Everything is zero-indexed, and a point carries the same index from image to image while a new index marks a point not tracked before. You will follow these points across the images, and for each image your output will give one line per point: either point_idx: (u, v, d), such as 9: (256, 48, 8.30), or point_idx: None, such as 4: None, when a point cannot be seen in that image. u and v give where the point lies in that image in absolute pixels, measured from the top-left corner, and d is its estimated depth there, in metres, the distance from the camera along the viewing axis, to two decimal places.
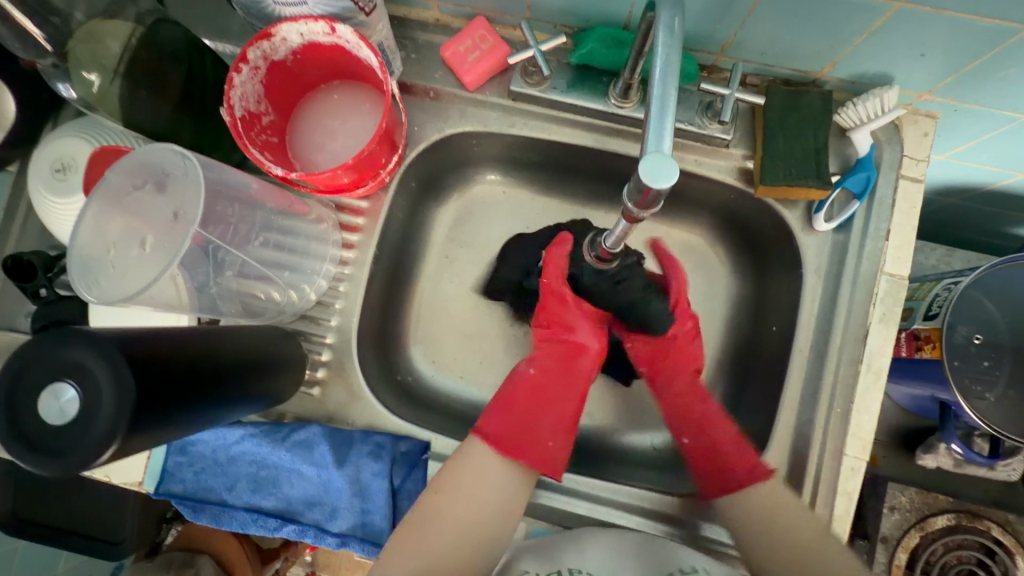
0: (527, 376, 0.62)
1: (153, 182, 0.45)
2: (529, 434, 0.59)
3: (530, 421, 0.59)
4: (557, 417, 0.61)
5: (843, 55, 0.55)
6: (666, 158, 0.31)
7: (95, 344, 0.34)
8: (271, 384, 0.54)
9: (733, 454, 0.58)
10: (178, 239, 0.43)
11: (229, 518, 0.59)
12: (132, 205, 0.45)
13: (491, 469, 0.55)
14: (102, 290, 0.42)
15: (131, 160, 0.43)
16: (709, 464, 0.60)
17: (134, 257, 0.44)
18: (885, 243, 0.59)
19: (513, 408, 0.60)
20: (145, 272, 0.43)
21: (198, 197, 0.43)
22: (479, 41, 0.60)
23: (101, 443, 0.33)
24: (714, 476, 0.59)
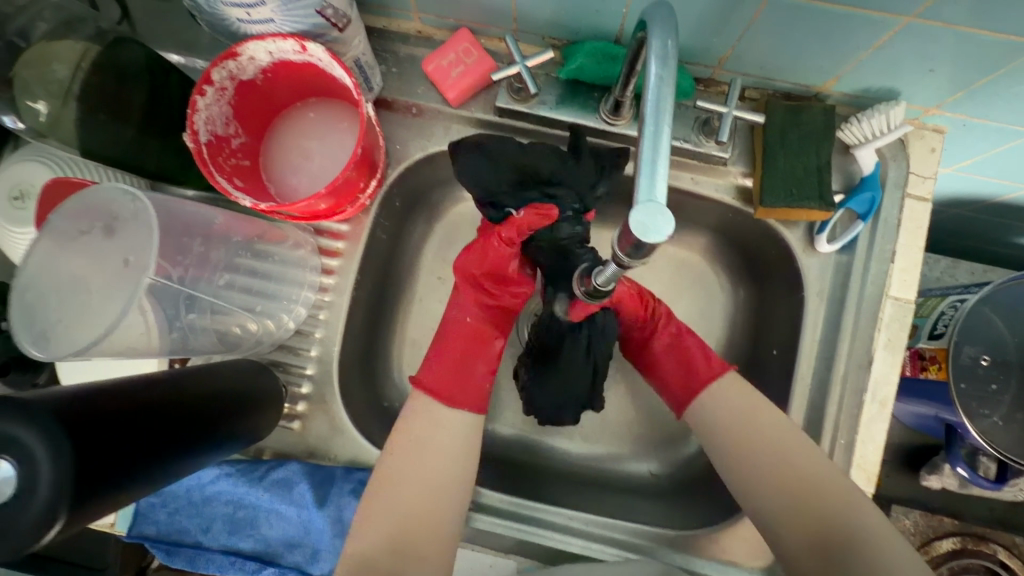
0: (463, 317, 0.57)
1: (102, 224, 0.42)
2: (462, 379, 0.55)
3: (463, 360, 0.56)
4: (486, 356, 0.57)
5: (847, 70, 0.52)
6: (660, 207, 0.28)
7: (32, 415, 0.31)
8: (249, 423, 0.51)
9: (707, 358, 0.57)
10: (132, 287, 0.40)
11: (205, 560, 0.56)
12: (81, 248, 0.42)
13: (441, 418, 0.53)
14: (53, 347, 0.39)
15: (77, 203, 0.40)
16: (679, 362, 0.58)
17: (88, 306, 0.41)
18: (891, 265, 0.56)
19: (447, 352, 0.56)
20: (94, 323, 0.40)
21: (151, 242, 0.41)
22: (463, 55, 0.57)
23: (38, 525, 0.30)
24: (680, 372, 0.57)
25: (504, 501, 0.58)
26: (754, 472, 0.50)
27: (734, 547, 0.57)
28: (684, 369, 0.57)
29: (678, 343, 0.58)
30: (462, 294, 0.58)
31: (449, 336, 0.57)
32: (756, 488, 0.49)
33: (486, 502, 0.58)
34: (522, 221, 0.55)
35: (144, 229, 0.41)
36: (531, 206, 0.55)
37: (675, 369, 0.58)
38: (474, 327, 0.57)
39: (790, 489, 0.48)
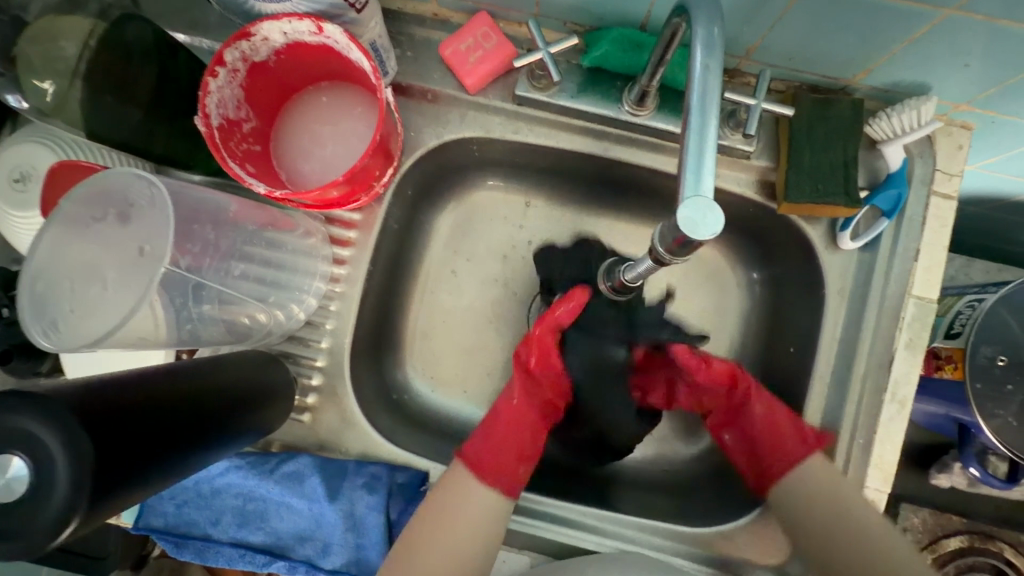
0: (512, 412, 0.59)
1: (115, 212, 0.41)
2: (501, 455, 0.56)
3: (503, 443, 0.56)
4: (524, 445, 0.58)
5: (879, 62, 0.50)
6: (710, 204, 0.27)
7: (43, 409, 0.29)
8: (261, 416, 0.49)
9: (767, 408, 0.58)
10: (146, 276, 0.39)
11: (214, 553, 0.55)
12: (93, 235, 0.41)
13: (475, 497, 0.52)
14: (63, 338, 0.37)
15: (88, 187, 0.39)
16: (772, 429, 0.57)
17: (97, 296, 0.39)
18: (915, 263, 0.55)
19: (492, 433, 0.57)
20: (107, 315, 0.38)
21: (167, 231, 0.39)
22: (482, 39, 0.55)
23: (53, 524, 0.29)
24: (780, 439, 0.56)
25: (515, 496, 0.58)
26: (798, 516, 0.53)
27: (749, 545, 0.57)
28: (765, 450, 0.57)
29: (723, 368, 0.59)
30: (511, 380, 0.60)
31: (496, 422, 0.58)
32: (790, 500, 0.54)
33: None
34: (558, 310, 0.61)
35: (158, 216, 0.40)
36: (564, 299, 0.62)
37: (766, 445, 0.57)
38: (518, 418, 0.58)
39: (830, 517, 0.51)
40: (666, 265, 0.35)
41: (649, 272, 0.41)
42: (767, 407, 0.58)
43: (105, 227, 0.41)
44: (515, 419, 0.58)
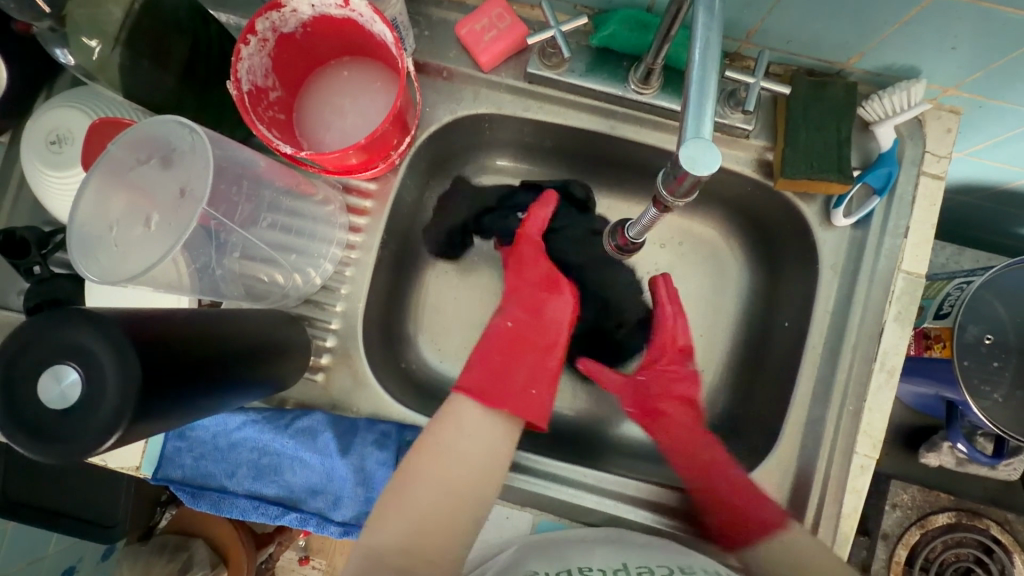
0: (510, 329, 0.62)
1: (158, 158, 0.44)
2: (517, 385, 0.57)
3: (511, 373, 0.58)
4: (536, 362, 0.61)
5: (871, 46, 0.53)
6: (708, 144, 0.30)
7: (99, 325, 0.32)
8: (279, 368, 0.52)
9: (737, 493, 0.54)
10: (183, 217, 0.42)
11: (229, 505, 0.58)
12: (136, 179, 0.44)
13: (468, 425, 0.52)
14: (105, 271, 0.40)
15: (135, 133, 0.42)
16: (703, 474, 0.57)
17: (138, 234, 0.42)
18: (904, 240, 0.58)
19: (481, 362, 0.58)
20: (147, 253, 0.41)
21: (207, 177, 0.42)
22: (496, 20, 0.58)
23: (104, 430, 0.32)
24: (724, 508, 0.54)
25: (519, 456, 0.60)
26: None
27: None
28: (740, 514, 0.53)
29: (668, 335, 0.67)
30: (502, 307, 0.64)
31: (491, 342, 0.60)
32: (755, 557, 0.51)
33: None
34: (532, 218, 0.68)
35: (199, 162, 0.43)
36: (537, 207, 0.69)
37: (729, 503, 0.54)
38: (511, 327, 0.62)
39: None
40: (670, 213, 0.38)
41: (651, 226, 0.44)
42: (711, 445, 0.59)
43: (147, 172, 0.44)
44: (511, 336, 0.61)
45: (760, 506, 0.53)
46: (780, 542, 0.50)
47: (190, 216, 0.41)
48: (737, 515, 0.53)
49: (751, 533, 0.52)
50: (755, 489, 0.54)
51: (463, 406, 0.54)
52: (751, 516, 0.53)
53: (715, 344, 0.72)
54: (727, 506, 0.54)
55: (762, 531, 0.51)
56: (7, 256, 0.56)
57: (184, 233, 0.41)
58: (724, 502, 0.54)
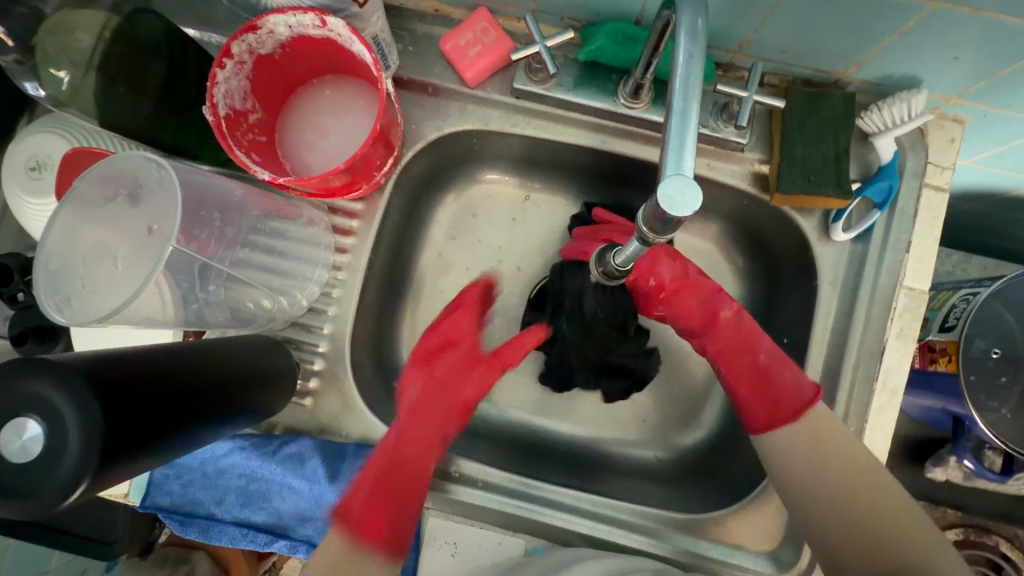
0: (400, 454, 0.54)
1: (128, 192, 0.43)
2: (403, 487, 0.53)
3: (398, 478, 0.53)
4: (442, 430, 0.59)
5: (869, 56, 0.51)
6: (687, 182, 0.28)
7: (60, 375, 0.31)
8: (263, 397, 0.51)
9: (779, 365, 0.56)
10: (155, 254, 0.41)
11: (218, 532, 0.57)
12: (105, 215, 0.43)
13: (341, 550, 0.48)
14: (75, 311, 0.39)
15: (101, 170, 0.41)
16: (753, 386, 0.56)
17: (111, 271, 0.41)
18: (906, 254, 0.56)
19: (408, 450, 0.55)
20: (118, 291, 0.40)
21: (175, 212, 0.41)
22: (481, 34, 0.56)
23: (67, 485, 0.31)
24: (762, 399, 0.56)
25: (515, 481, 0.60)
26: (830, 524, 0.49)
27: (741, 532, 0.58)
28: (764, 402, 0.55)
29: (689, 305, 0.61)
30: (411, 372, 0.61)
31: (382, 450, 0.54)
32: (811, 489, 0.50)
33: (491, 480, 0.60)
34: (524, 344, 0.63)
35: (168, 197, 0.42)
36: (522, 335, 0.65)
37: (749, 395, 0.57)
38: (414, 414, 0.57)
39: (878, 538, 0.47)
40: (654, 247, 0.36)
41: (637, 255, 0.42)
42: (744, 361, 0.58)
43: (117, 208, 0.43)
44: (396, 467, 0.53)
45: (787, 382, 0.54)
46: (778, 447, 0.53)
47: (160, 252, 0.40)
48: (770, 403, 0.55)
49: (779, 419, 0.54)
50: (783, 359, 0.56)
51: (342, 531, 0.49)
52: (778, 411, 0.54)
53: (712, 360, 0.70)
54: (761, 396, 0.56)
55: (799, 412, 0.53)
56: None
57: (154, 272, 0.40)
58: (754, 387, 0.56)
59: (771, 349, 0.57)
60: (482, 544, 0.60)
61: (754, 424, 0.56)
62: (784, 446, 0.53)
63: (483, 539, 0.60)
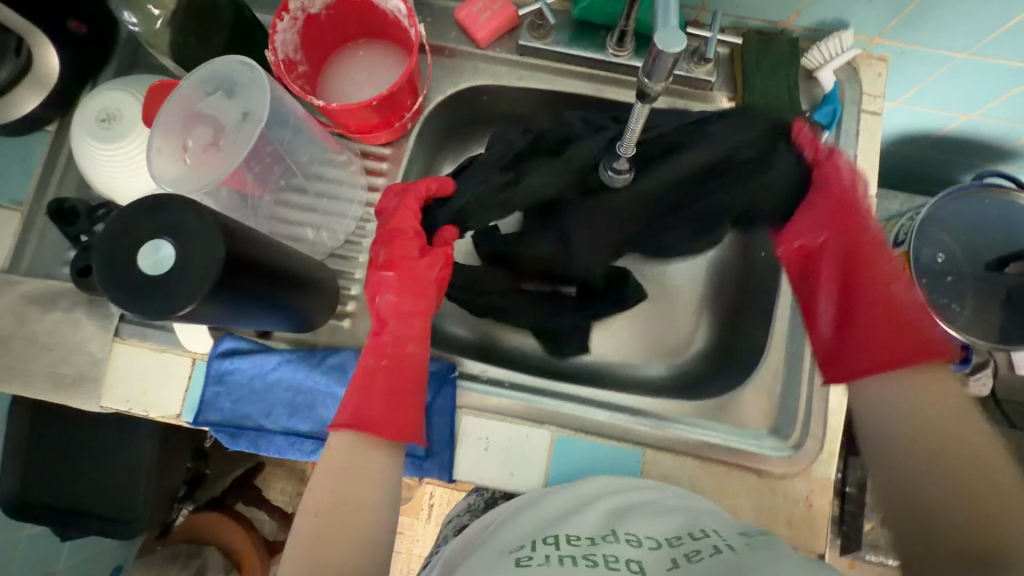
0: (390, 344, 0.59)
1: (221, 90, 0.55)
2: (387, 408, 0.54)
3: (395, 398, 0.55)
4: (410, 394, 0.56)
5: (805, 4, 0.63)
6: (674, 29, 0.39)
7: (189, 213, 0.38)
8: (309, 300, 0.57)
9: (919, 326, 0.57)
10: (245, 136, 0.54)
11: (266, 443, 0.62)
12: (204, 108, 0.55)
13: (373, 469, 0.51)
14: (185, 176, 0.52)
15: (203, 71, 0.54)
16: (891, 326, 0.58)
17: (211, 156, 0.54)
18: (854, 166, 0.67)
19: (373, 387, 0.55)
20: (217, 164, 0.53)
21: (263, 102, 0.54)
22: (490, 3, 0.68)
23: (189, 298, 0.37)
24: (903, 333, 0.56)
25: (530, 380, 0.66)
26: (937, 505, 0.47)
27: (742, 412, 0.66)
28: (886, 342, 0.57)
29: (840, 205, 0.63)
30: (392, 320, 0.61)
31: (381, 362, 0.57)
32: (918, 474, 0.49)
33: (494, 377, 0.66)
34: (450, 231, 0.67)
35: (255, 92, 0.54)
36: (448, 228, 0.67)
37: (881, 328, 0.58)
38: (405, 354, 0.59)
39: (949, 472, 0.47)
40: (651, 102, 0.47)
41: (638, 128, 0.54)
42: (902, 291, 0.60)
43: (209, 102, 0.55)
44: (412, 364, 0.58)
45: (931, 338, 0.55)
46: (937, 392, 0.51)
47: (251, 133, 0.53)
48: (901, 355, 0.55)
49: (869, 366, 0.56)
50: (923, 324, 0.57)
51: (353, 453, 0.51)
52: (915, 347, 0.55)
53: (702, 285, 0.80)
54: (897, 325, 0.57)
55: (931, 361, 0.53)
56: (58, 224, 0.62)
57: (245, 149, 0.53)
58: (887, 321, 0.58)
59: (920, 309, 0.58)
60: (493, 440, 0.63)
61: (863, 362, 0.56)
62: (915, 389, 0.52)
63: (493, 435, 0.63)
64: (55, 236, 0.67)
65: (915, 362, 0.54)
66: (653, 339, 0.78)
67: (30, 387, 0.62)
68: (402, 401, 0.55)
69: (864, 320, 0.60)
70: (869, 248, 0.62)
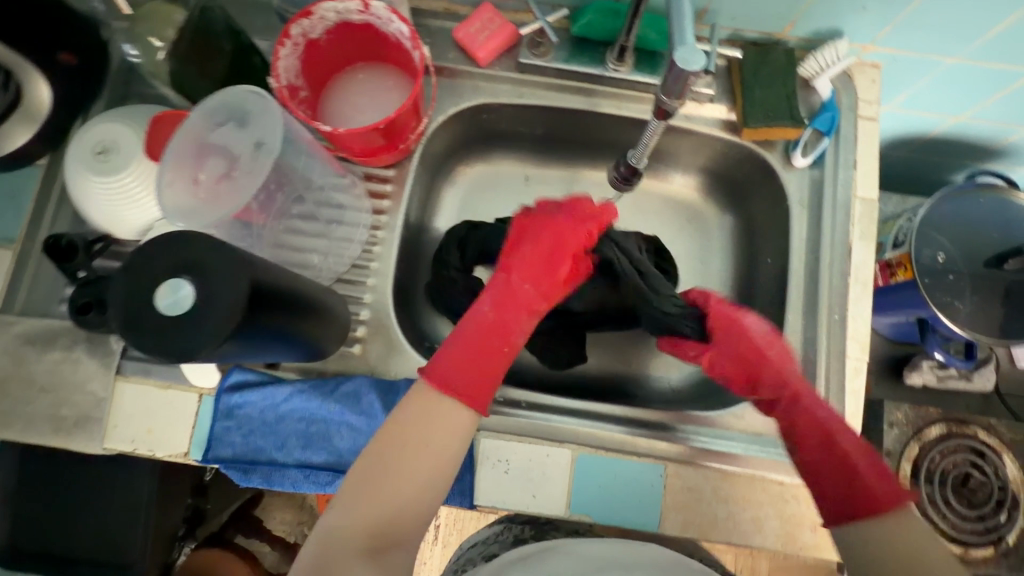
0: (483, 318, 0.58)
1: (233, 119, 0.56)
2: (470, 373, 0.53)
3: (479, 363, 0.54)
4: (492, 366, 0.55)
5: (800, 15, 0.65)
6: (692, 47, 0.41)
7: (209, 249, 0.37)
8: (320, 330, 0.56)
9: (857, 457, 0.52)
10: (258, 164, 0.54)
11: (280, 476, 0.60)
12: (215, 138, 0.55)
13: (447, 422, 0.49)
14: (197, 210, 0.52)
15: (214, 101, 0.54)
16: (836, 475, 0.52)
17: (223, 186, 0.54)
18: (854, 171, 0.68)
19: (455, 350, 0.54)
20: (230, 194, 0.53)
21: (275, 129, 0.54)
22: (488, 23, 0.68)
23: (211, 337, 0.36)
24: (837, 481, 0.52)
25: (548, 399, 0.66)
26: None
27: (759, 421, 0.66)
28: (846, 488, 0.51)
29: (749, 347, 0.62)
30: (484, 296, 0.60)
31: (467, 330, 0.56)
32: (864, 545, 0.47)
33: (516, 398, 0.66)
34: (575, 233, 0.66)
35: (268, 120, 0.54)
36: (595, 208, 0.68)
37: (830, 475, 0.52)
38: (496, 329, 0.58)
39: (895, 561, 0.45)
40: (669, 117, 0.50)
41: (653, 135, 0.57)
42: (833, 417, 0.56)
43: (221, 132, 0.56)
44: (501, 337, 0.57)
45: (880, 479, 0.50)
46: (870, 534, 0.47)
47: (263, 162, 0.53)
48: (867, 497, 0.49)
49: (852, 508, 0.50)
50: (884, 469, 0.51)
51: (438, 402, 0.50)
52: (869, 492, 0.49)
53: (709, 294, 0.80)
54: (828, 474, 0.53)
55: (885, 501, 0.48)
56: (53, 260, 0.61)
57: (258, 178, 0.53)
58: (829, 466, 0.53)
59: (855, 438, 0.54)
60: (516, 461, 0.62)
61: (834, 509, 0.51)
62: (881, 528, 0.47)
63: (515, 456, 0.62)
64: (50, 272, 0.65)
65: (885, 512, 0.48)
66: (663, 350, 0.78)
67: (28, 431, 0.60)
68: (484, 372, 0.54)
69: (814, 447, 0.55)
70: (794, 405, 0.57)
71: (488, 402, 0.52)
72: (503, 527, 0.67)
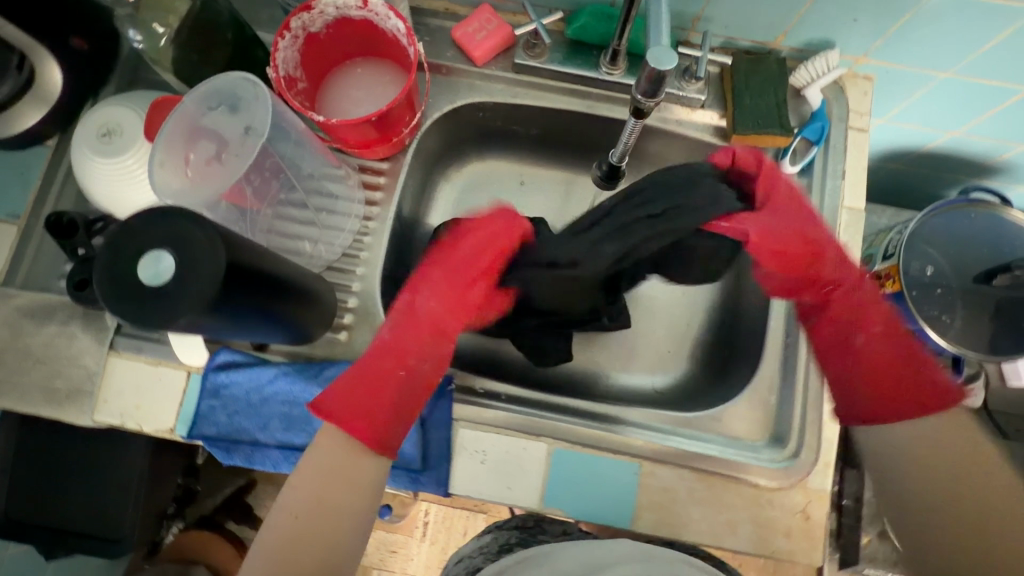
0: (389, 343, 0.59)
1: (226, 104, 0.58)
2: (362, 408, 0.55)
3: (376, 407, 0.56)
4: (394, 402, 0.57)
5: (791, 25, 0.66)
6: (665, 47, 0.42)
7: (191, 224, 0.39)
8: (307, 313, 0.57)
9: (914, 367, 0.61)
10: (249, 150, 0.57)
11: (261, 456, 0.62)
12: (208, 122, 0.58)
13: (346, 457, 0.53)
14: (189, 191, 0.55)
15: (209, 86, 0.56)
16: (886, 390, 0.61)
17: (214, 169, 0.57)
18: (842, 180, 0.69)
19: (352, 386, 0.56)
20: (221, 178, 0.56)
21: (266, 117, 0.57)
22: (486, 23, 0.70)
23: (189, 308, 0.37)
24: (891, 385, 0.60)
25: (529, 392, 0.67)
26: None
27: (737, 425, 0.66)
28: (881, 390, 0.61)
29: (808, 269, 0.60)
30: (399, 321, 0.61)
31: (372, 358, 0.58)
32: None
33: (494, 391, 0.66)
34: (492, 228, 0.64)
35: (259, 108, 0.57)
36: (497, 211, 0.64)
37: (876, 371, 0.61)
38: (401, 364, 0.58)
39: None
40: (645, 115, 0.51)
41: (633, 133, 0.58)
42: (882, 341, 0.61)
43: (213, 116, 0.58)
44: (400, 375, 0.58)
45: (924, 380, 0.61)
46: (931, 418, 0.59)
47: (254, 148, 0.57)
48: (901, 398, 0.60)
49: (880, 411, 0.61)
50: (926, 362, 0.62)
51: (327, 439, 0.54)
52: (911, 398, 0.60)
53: (697, 298, 0.81)
54: (876, 373, 0.60)
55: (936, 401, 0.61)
56: (55, 237, 0.63)
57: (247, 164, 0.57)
58: (891, 370, 0.61)
59: (918, 369, 0.61)
60: (493, 453, 0.62)
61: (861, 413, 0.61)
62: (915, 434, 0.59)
63: (492, 447, 0.63)
64: (51, 250, 0.67)
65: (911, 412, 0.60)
66: (648, 352, 0.79)
67: (22, 401, 0.62)
68: (389, 404, 0.57)
69: (854, 358, 0.61)
70: (847, 287, 0.61)
71: (394, 441, 0.56)
72: (492, 535, 0.66)
